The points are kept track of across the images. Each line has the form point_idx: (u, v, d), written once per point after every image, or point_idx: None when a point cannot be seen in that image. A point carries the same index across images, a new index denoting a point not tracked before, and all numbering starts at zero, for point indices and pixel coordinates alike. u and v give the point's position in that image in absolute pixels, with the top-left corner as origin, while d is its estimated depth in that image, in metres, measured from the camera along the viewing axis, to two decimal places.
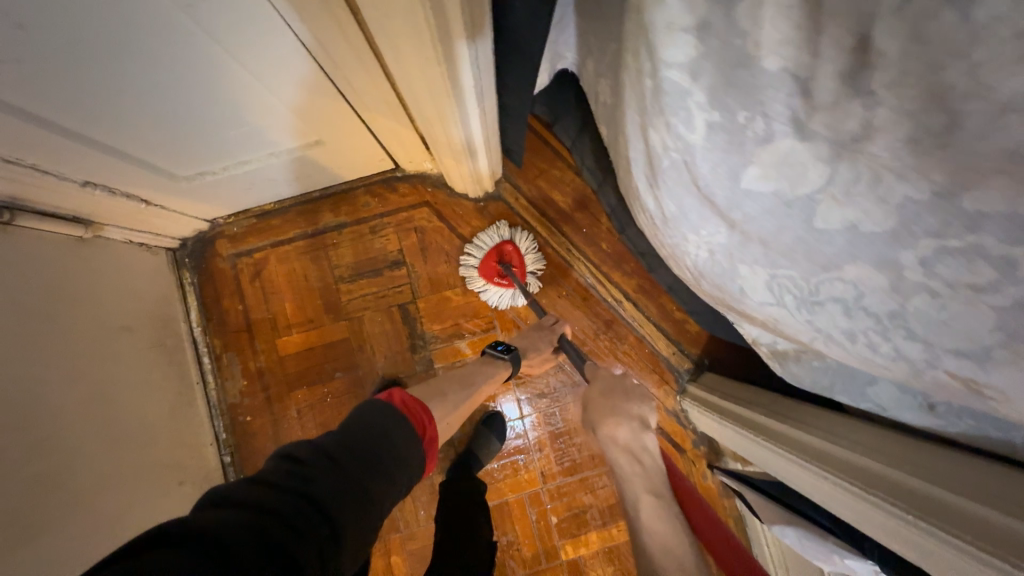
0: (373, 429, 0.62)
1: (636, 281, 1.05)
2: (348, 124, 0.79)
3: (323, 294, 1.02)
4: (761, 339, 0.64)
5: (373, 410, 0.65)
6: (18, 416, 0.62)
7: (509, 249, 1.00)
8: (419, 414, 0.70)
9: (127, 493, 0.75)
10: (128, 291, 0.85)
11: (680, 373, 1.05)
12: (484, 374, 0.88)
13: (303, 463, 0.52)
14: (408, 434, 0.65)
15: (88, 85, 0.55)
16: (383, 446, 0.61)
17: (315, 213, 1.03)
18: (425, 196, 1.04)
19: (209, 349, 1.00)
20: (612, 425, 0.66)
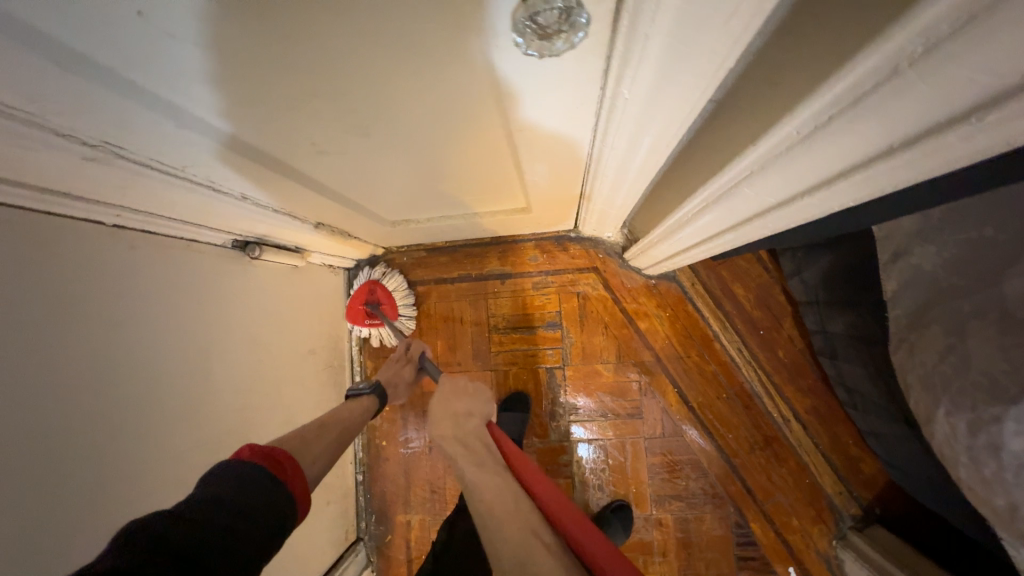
0: (230, 488, 0.45)
1: (811, 401, 0.93)
2: (559, 199, 0.76)
3: (474, 340, 1.02)
4: None
5: (217, 474, 0.47)
6: (235, 443, 0.67)
7: (375, 288, 0.95)
8: (287, 467, 0.53)
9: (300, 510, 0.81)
10: (316, 315, 0.91)
11: (843, 516, 0.91)
12: (342, 413, 0.70)
13: (155, 531, 0.37)
14: (275, 496, 0.48)
15: (371, 162, 0.56)
16: (252, 504, 0.45)
17: (481, 258, 1.03)
18: (594, 262, 0.99)
19: (361, 369, 1.04)
20: (447, 425, 0.63)
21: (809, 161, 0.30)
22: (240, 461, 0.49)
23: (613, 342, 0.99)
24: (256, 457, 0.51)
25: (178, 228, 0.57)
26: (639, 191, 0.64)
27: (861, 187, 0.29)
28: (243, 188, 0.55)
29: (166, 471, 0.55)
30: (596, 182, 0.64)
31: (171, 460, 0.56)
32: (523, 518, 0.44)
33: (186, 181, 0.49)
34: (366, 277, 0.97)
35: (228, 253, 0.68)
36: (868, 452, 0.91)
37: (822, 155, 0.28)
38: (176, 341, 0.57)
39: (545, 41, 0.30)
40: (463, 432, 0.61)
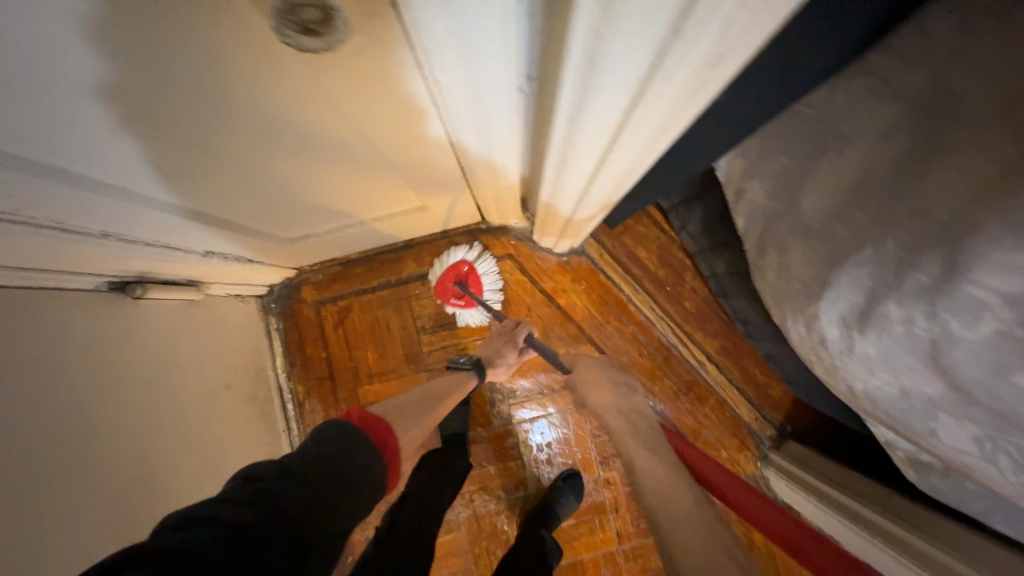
0: (335, 445, 0.50)
1: (720, 342, 1.02)
2: (455, 193, 0.78)
3: (404, 344, 1.02)
4: (899, 445, 0.61)
5: (331, 432, 0.52)
6: (153, 495, 0.63)
7: (465, 268, 0.99)
8: (381, 429, 0.58)
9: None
10: (227, 349, 0.87)
11: (761, 438, 1.02)
12: (445, 387, 0.80)
13: (261, 484, 0.42)
14: (366, 452, 0.52)
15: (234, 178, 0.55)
16: (355, 460, 0.50)
17: (398, 263, 1.03)
18: (508, 249, 1.03)
19: (293, 396, 1.01)
20: (602, 397, 0.75)
21: (602, 116, 0.33)
22: (350, 423, 0.55)
23: (539, 321, 1.03)
24: (360, 421, 0.56)
25: (35, 275, 0.53)
26: (515, 175, 0.67)
27: (652, 122, 0.34)
28: (96, 223, 0.52)
29: (79, 530, 0.52)
30: (476, 171, 0.67)
31: (81, 518, 0.53)
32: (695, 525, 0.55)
33: (19, 223, 0.45)
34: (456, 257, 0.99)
35: (104, 297, 0.64)
36: (772, 377, 1.02)
37: (606, 108, 0.32)
38: (67, 394, 0.54)
39: (316, 37, 0.36)
40: (628, 410, 0.73)
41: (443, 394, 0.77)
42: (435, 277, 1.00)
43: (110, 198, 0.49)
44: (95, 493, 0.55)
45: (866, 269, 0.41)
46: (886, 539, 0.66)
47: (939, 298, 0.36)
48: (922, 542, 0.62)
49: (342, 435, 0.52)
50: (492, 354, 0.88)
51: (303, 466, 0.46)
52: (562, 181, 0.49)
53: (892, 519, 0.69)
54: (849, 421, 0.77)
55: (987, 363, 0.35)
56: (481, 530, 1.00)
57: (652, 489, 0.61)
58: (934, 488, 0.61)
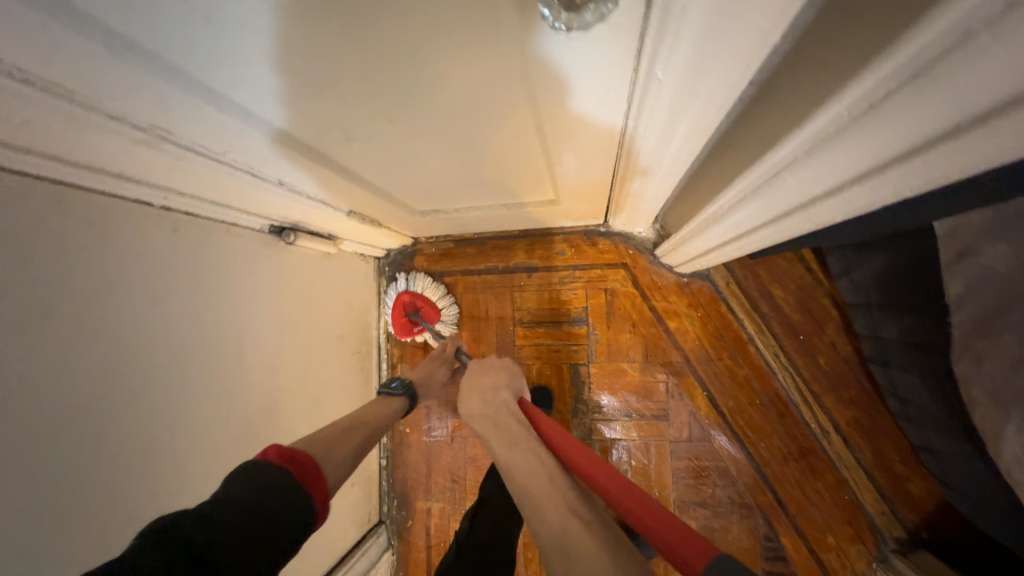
0: (246, 492, 0.48)
1: (854, 413, 0.87)
2: (592, 193, 0.74)
3: (498, 332, 1.02)
4: None
5: (246, 478, 0.50)
6: (259, 424, 0.70)
7: (406, 298, 1.00)
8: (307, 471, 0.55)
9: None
10: (345, 302, 0.93)
11: (884, 537, 0.85)
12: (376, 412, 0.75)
13: (160, 540, 0.42)
14: (282, 505, 0.50)
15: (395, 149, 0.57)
16: (262, 514, 0.48)
17: (508, 251, 1.02)
18: (623, 258, 0.97)
19: (388, 357, 1.06)
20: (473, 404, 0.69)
21: (873, 140, 0.27)
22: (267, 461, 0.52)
23: (640, 340, 0.96)
24: (278, 459, 0.54)
25: (218, 210, 0.60)
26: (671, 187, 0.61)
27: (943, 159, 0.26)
28: (277, 173, 0.57)
29: (198, 441, 0.59)
30: (629, 174, 0.62)
31: (198, 433, 0.60)
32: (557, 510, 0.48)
33: (222, 164, 0.50)
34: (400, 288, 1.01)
35: (263, 237, 0.70)
36: (917, 471, 0.84)
37: (885, 131, 0.25)
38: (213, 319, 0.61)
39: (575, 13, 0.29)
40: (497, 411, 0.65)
41: (377, 415, 0.74)
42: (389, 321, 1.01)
43: (296, 154, 0.53)
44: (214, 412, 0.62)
45: None
46: None
47: None
48: None
49: (258, 478, 0.50)
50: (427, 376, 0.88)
51: (211, 515, 0.45)
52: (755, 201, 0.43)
53: None
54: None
55: None
56: (536, 536, 0.98)
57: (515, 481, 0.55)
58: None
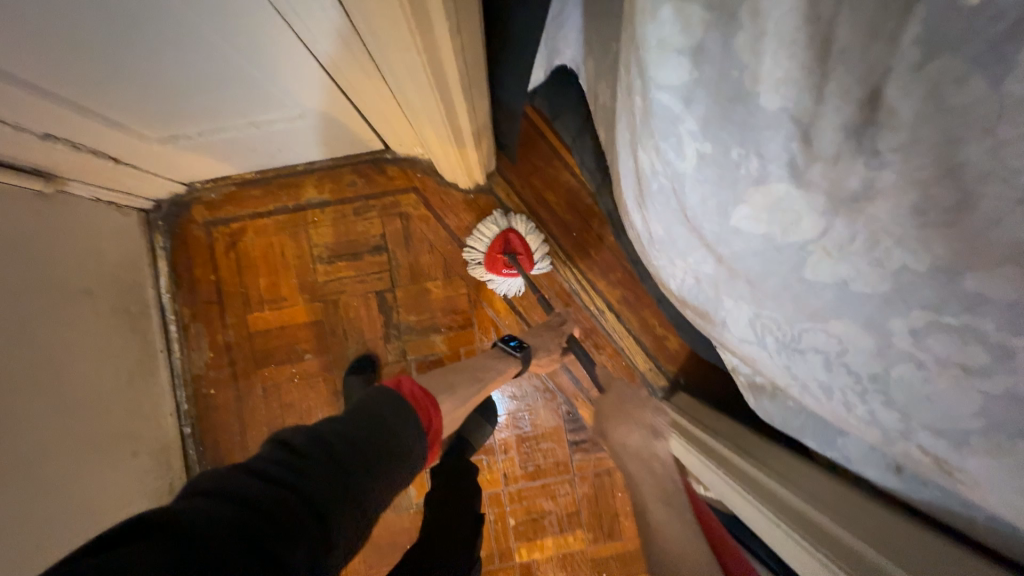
0: (373, 409, 0.59)
1: (621, 292, 1.02)
2: (336, 104, 0.75)
3: (299, 273, 0.99)
4: (738, 368, 0.61)
5: (389, 397, 0.62)
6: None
7: (513, 238, 0.95)
8: (425, 402, 0.67)
9: (83, 461, 0.74)
10: (91, 255, 0.82)
11: (654, 388, 1.02)
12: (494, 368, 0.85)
13: (297, 451, 0.48)
14: (413, 421, 0.61)
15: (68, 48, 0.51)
16: (400, 431, 0.59)
17: (297, 188, 0.99)
18: (413, 182, 1.00)
19: (176, 318, 0.97)
20: (628, 434, 0.85)
21: None
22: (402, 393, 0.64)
23: (440, 258, 1.01)
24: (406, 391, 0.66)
25: None
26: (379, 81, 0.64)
27: None
28: None
29: None
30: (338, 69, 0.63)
31: None
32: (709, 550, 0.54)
33: None
34: (505, 225, 0.96)
35: None
36: (670, 329, 1.02)
37: None
38: None
39: None
40: (653, 453, 0.79)
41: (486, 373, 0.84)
42: (480, 249, 0.96)
43: None
44: None
45: (633, 130, 0.39)
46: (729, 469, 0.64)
47: (651, 121, 0.35)
48: (757, 472, 0.60)
49: (387, 400, 0.61)
50: (541, 344, 0.93)
51: (340, 437, 0.52)
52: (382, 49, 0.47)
53: (741, 455, 0.66)
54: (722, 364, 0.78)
55: (714, 204, 0.33)
56: None
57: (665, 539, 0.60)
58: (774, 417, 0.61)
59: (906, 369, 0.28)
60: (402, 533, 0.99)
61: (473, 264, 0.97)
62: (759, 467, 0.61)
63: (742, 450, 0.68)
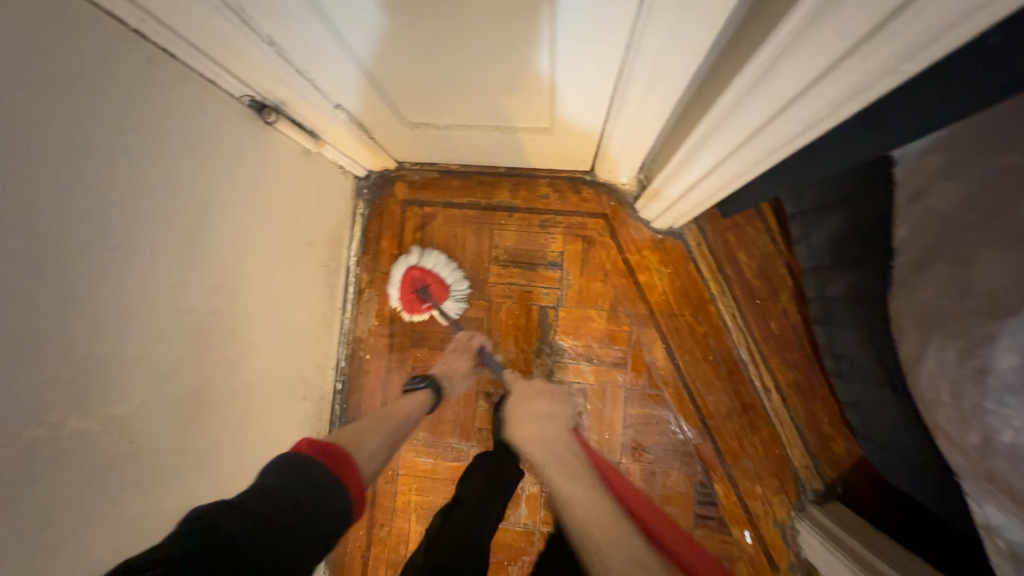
0: (280, 482, 0.53)
1: (794, 375, 0.94)
2: (585, 127, 0.75)
3: (473, 269, 1.02)
4: (1004, 531, 0.52)
5: (280, 466, 0.56)
6: (221, 307, 0.67)
7: (418, 273, 0.96)
8: (342, 461, 0.61)
9: (271, 398, 0.82)
10: (320, 215, 0.90)
11: (805, 489, 0.93)
12: (401, 411, 0.79)
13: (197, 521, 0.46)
14: (331, 488, 0.57)
15: (384, 35, 0.56)
16: (304, 492, 0.54)
17: (492, 188, 1.02)
18: (604, 208, 0.99)
19: (356, 280, 1.04)
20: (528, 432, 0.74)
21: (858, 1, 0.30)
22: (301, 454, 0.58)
23: (610, 290, 0.99)
24: (311, 451, 0.60)
25: (196, 58, 0.55)
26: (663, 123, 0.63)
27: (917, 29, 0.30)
28: (269, 28, 0.54)
29: (155, 299, 0.56)
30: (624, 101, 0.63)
31: (161, 286, 0.57)
32: (619, 540, 0.53)
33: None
34: (408, 265, 0.97)
35: (243, 110, 0.66)
36: (841, 432, 0.92)
37: None
38: (182, 177, 0.57)
39: None
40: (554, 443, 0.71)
41: (400, 411, 0.79)
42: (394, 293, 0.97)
43: (297, 3, 0.50)
44: (180, 281, 0.59)
45: None
46: None
47: None
48: None
49: (292, 468, 0.56)
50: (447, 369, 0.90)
51: (247, 503, 0.50)
52: (740, 111, 0.46)
53: None
54: (936, 506, 0.68)
55: None
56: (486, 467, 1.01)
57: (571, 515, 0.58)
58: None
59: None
60: (503, 547, 0.98)
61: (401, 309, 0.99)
62: None
63: None
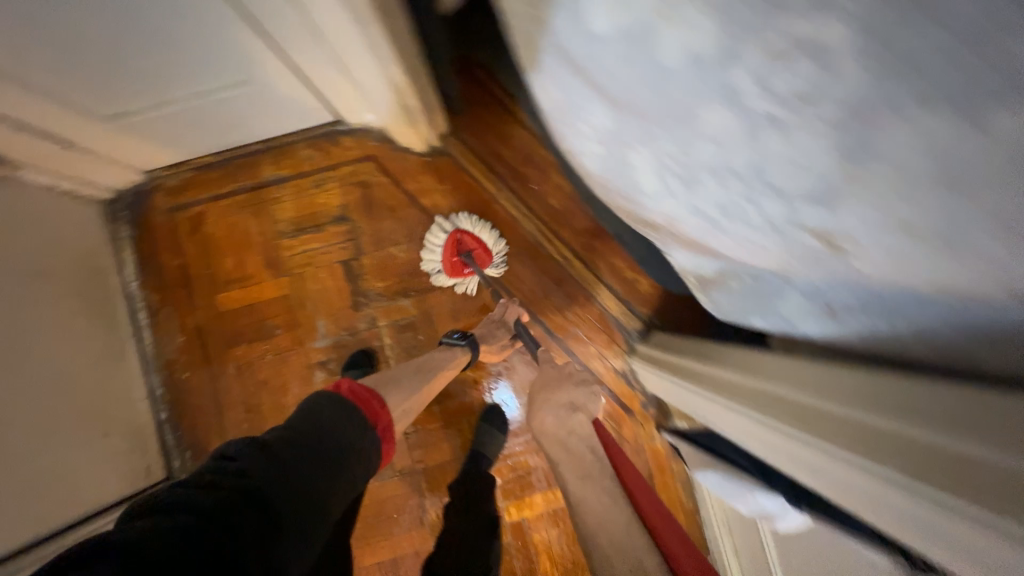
0: (304, 423, 0.56)
1: (585, 238, 1.01)
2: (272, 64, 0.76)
3: (264, 250, 1.00)
4: (686, 266, 0.59)
5: (320, 402, 0.59)
6: None
7: (462, 238, 0.97)
8: (372, 405, 0.63)
9: (60, 438, 0.74)
10: (62, 244, 0.86)
11: (629, 332, 1.00)
12: (439, 361, 0.81)
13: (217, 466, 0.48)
14: (355, 420, 0.60)
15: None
16: (324, 427, 0.57)
17: (254, 167, 1.00)
18: (368, 150, 1.02)
19: (145, 305, 0.98)
20: (552, 423, 0.73)
21: None
22: (342, 394, 0.61)
23: (401, 223, 1.01)
24: (349, 393, 0.63)
25: None
26: (307, 27, 0.66)
27: None
28: None
29: None
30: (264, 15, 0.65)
31: None
32: (616, 527, 0.56)
33: None
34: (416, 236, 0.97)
35: None
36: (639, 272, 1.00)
37: None
38: None
39: None
40: (572, 432, 0.71)
41: (439, 364, 0.80)
42: (434, 258, 0.98)
43: None
44: None
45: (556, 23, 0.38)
46: (696, 381, 0.64)
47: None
48: (718, 371, 0.60)
49: (332, 406, 0.59)
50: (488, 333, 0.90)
51: (276, 442, 0.52)
52: None
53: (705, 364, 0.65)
54: None
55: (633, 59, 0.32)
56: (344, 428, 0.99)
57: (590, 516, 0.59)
58: (727, 316, 0.61)
59: (774, 137, 0.28)
60: (388, 501, 0.97)
61: (434, 273, 0.99)
62: (721, 368, 0.61)
63: (707, 359, 0.68)
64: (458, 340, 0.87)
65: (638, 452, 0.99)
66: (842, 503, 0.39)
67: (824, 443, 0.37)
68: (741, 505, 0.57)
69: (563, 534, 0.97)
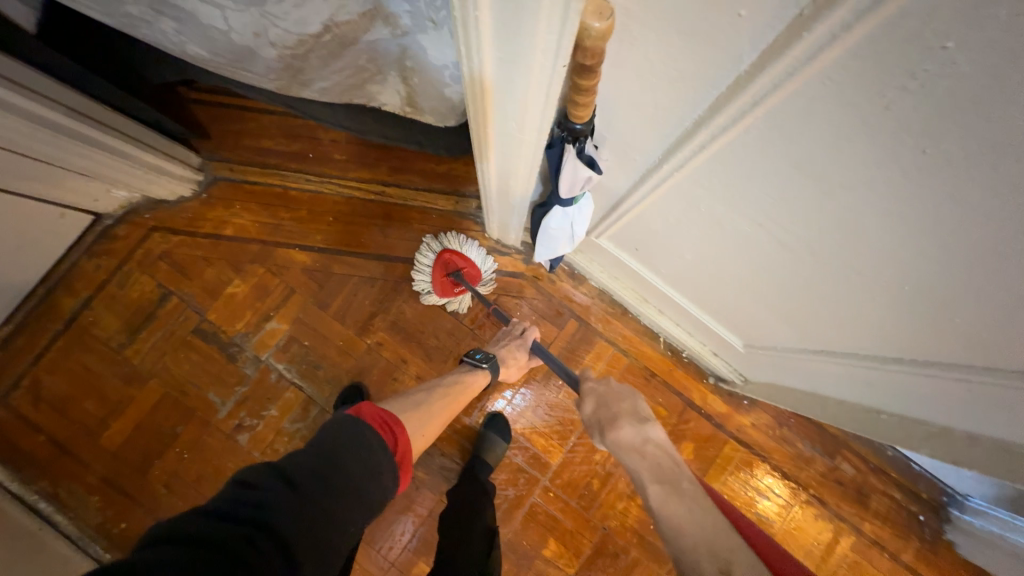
0: (332, 441, 0.55)
1: (387, 165, 1.03)
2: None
3: (116, 371, 0.96)
4: (386, 99, 0.60)
5: (342, 421, 0.57)
6: None
7: (450, 256, 0.95)
8: (394, 426, 0.62)
9: None
10: None
11: (475, 213, 1.02)
12: (459, 382, 0.82)
13: (257, 491, 0.47)
14: (379, 451, 0.57)
15: None
16: (358, 451, 0.55)
17: (54, 308, 0.96)
18: (147, 225, 0.98)
19: (41, 492, 0.92)
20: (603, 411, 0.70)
21: None
22: (364, 417, 0.60)
23: (220, 263, 0.99)
24: (374, 418, 0.61)
25: None
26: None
27: None
28: None
29: None
30: None
31: None
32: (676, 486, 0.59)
33: None
34: (440, 248, 0.96)
35: None
36: (447, 160, 1.02)
37: None
38: None
39: None
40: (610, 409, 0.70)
41: (448, 388, 0.79)
42: (425, 279, 0.96)
43: None
44: None
45: None
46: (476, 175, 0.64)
47: None
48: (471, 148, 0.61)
49: (351, 428, 0.57)
50: (505, 352, 0.88)
51: (299, 469, 0.50)
52: None
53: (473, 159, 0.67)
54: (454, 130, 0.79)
55: None
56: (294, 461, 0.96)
57: (657, 495, 0.58)
58: (449, 113, 0.61)
59: None
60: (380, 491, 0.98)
61: (424, 293, 0.97)
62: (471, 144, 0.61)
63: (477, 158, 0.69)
64: (477, 362, 0.85)
65: (550, 301, 1.02)
66: (542, 126, 0.39)
67: (468, 70, 0.36)
68: (562, 247, 0.61)
69: (540, 408, 1.00)
